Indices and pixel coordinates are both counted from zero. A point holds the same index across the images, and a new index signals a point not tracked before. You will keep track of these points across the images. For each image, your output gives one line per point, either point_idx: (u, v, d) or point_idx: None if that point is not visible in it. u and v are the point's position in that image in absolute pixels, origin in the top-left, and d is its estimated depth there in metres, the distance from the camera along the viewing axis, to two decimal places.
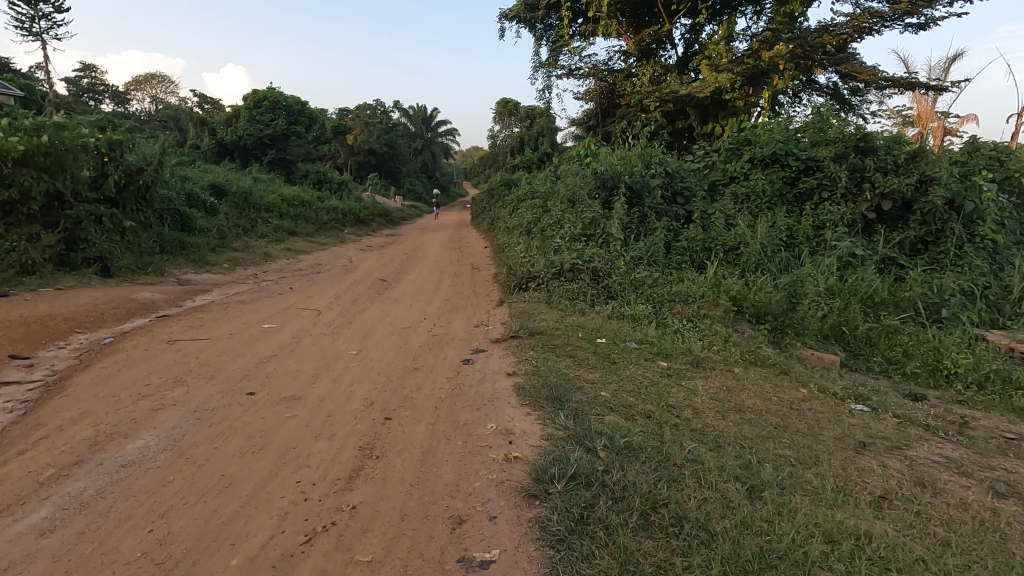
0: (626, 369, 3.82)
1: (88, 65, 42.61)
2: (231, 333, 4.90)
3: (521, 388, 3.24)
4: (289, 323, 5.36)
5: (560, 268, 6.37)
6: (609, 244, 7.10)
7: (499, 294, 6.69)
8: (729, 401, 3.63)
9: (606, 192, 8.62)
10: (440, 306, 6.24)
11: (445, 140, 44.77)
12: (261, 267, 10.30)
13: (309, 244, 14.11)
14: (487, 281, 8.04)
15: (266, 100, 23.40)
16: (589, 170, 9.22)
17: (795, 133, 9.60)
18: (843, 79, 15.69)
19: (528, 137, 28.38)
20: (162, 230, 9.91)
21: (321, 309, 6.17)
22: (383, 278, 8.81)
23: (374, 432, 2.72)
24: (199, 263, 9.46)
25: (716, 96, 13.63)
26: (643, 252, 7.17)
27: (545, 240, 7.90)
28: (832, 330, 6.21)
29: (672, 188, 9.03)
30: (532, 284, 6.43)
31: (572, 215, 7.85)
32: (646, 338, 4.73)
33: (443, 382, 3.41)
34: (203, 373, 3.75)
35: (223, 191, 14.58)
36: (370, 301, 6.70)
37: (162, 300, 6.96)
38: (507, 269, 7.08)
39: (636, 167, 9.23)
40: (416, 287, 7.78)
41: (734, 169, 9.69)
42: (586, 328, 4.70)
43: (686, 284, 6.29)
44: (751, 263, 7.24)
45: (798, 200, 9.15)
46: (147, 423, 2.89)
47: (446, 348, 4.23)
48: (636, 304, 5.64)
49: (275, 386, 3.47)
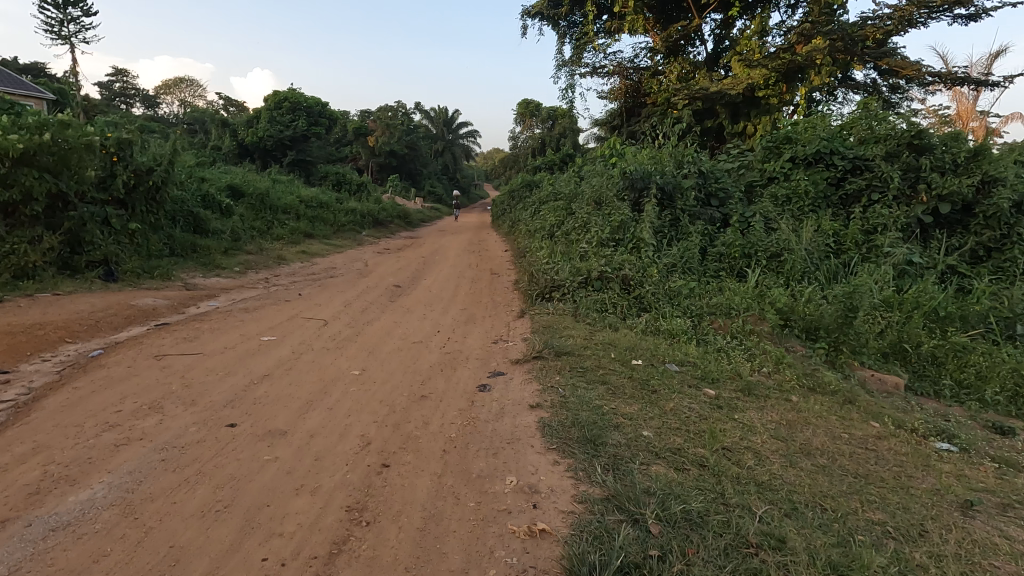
0: (669, 400, 3.26)
1: (120, 69, 43.40)
2: (226, 347, 4.46)
3: (547, 426, 2.71)
4: (291, 336, 4.91)
5: (586, 276, 5.83)
6: (642, 250, 6.52)
7: (520, 304, 6.15)
8: (795, 441, 3.05)
9: (635, 193, 8.04)
10: (456, 317, 5.73)
11: (466, 142, 44.43)
12: (273, 271, 9.95)
13: (326, 247, 13.78)
14: (507, 288, 7.52)
15: (286, 101, 23.28)
16: (616, 170, 8.65)
17: (840, 130, 8.90)
18: (883, 76, 14.80)
19: (550, 139, 27.78)
20: (173, 232, 9.62)
21: (329, 319, 5.72)
22: (398, 284, 8.36)
23: (366, 486, 2.21)
24: (210, 267, 9.15)
25: (749, 93, 12.88)
26: (678, 259, 6.58)
27: (570, 245, 7.36)
28: (892, 348, 5.55)
29: (706, 189, 8.40)
30: (556, 294, 5.88)
31: (599, 218, 7.30)
32: (686, 359, 4.16)
33: (454, 415, 2.90)
34: (183, 397, 3.28)
35: (240, 192, 14.35)
36: (381, 311, 6.24)
37: (164, 306, 6.58)
38: (530, 277, 6.55)
39: (668, 167, 8.63)
40: (431, 295, 7.29)
41: (772, 169, 9.02)
42: (619, 347, 4.15)
43: (726, 295, 5.71)
44: (796, 271, 6.60)
45: (844, 202, 8.44)
46: (103, 465, 2.44)
47: (460, 370, 3.72)
48: (673, 318, 5.07)
49: (259, 417, 2.99)
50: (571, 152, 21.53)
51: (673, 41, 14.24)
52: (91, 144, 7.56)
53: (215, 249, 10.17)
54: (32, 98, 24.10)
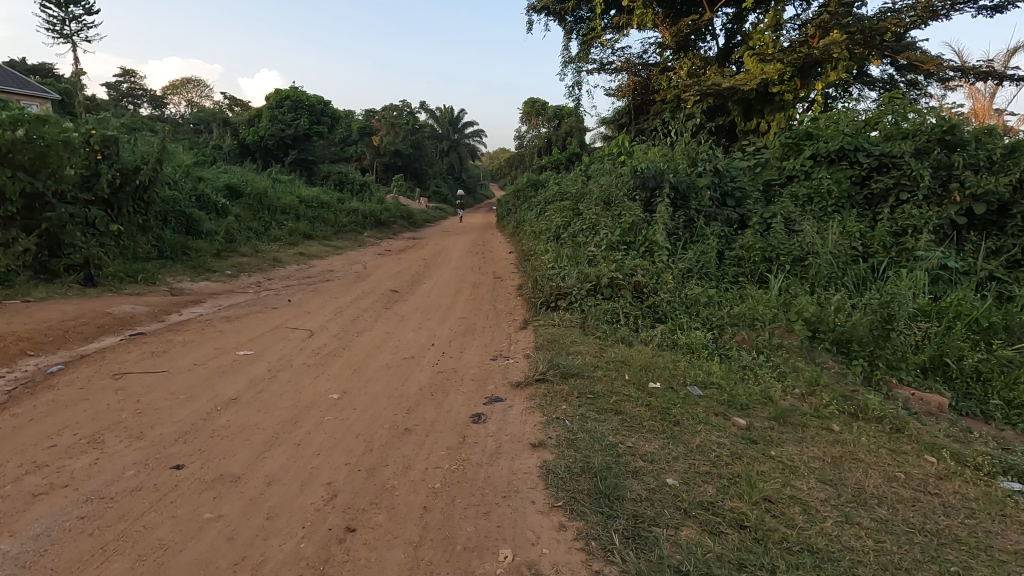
0: (694, 434, 2.79)
1: (128, 70, 43.19)
2: (196, 364, 4.02)
3: (551, 474, 2.25)
4: (270, 349, 4.46)
5: (595, 283, 5.35)
6: (655, 254, 6.04)
7: (523, 313, 5.67)
8: (846, 488, 2.57)
9: (647, 192, 7.54)
10: (453, 327, 5.27)
11: (472, 141, 43.97)
12: (266, 274, 9.54)
13: (325, 248, 13.35)
14: (509, 294, 7.04)
15: (287, 100, 22.74)
16: (626, 168, 8.16)
17: (865, 125, 8.37)
18: (901, 71, 14.21)
19: (556, 138, 27.22)
20: (162, 233, 9.27)
21: (316, 329, 5.27)
22: (396, 289, 7.92)
23: (323, 559, 1.78)
24: (200, 270, 8.74)
25: (763, 89, 12.30)
26: (694, 264, 6.09)
27: (576, 249, 6.88)
28: (932, 363, 5.03)
29: (722, 188, 7.89)
30: (562, 302, 5.38)
31: (609, 219, 6.82)
32: (710, 380, 3.67)
33: (440, 456, 2.43)
34: (131, 429, 2.84)
35: (238, 192, 13.96)
36: (374, 320, 5.78)
37: (143, 313, 6.16)
38: (533, 282, 6.07)
39: (681, 165, 8.13)
40: (429, 301, 6.83)
41: (792, 167, 8.50)
42: (634, 365, 3.67)
43: (748, 305, 5.22)
44: (822, 277, 6.10)
45: (869, 202, 7.92)
46: (9, 523, 2.01)
47: (452, 396, 3.24)
48: (691, 331, 4.60)
49: (211, 456, 2.54)
50: (578, 151, 21.04)
51: (683, 36, 13.71)
52: (71, 141, 7.17)
53: (207, 251, 9.76)
54: (37, 98, 23.96)
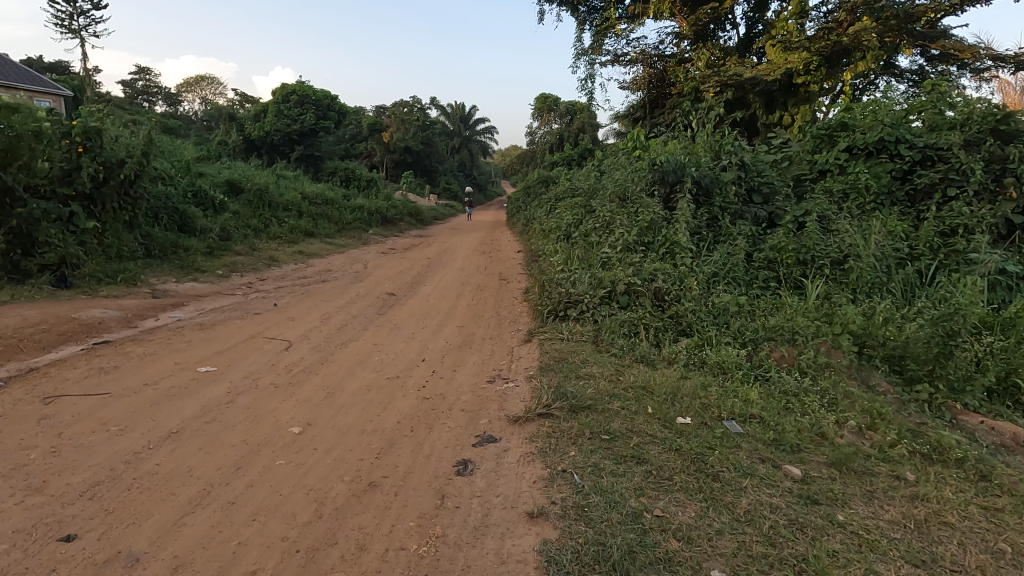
0: (741, 494, 2.18)
1: (144, 68, 43.33)
2: (146, 383, 3.47)
3: (552, 568, 1.67)
4: (237, 365, 3.90)
5: (610, 290, 4.73)
6: (676, 257, 5.40)
7: (527, 322, 5.07)
8: (945, 574, 1.94)
9: (666, 188, 6.91)
10: (450, 339, 4.69)
11: (484, 138, 43.33)
12: (259, 274, 9.02)
13: (326, 247, 12.83)
14: (514, 299, 6.45)
15: (294, 94, 22.66)
16: (643, 161, 7.51)
17: (906, 115, 7.63)
18: (933, 61, 13.31)
19: (568, 134, 26.53)
20: (151, 231, 8.81)
21: (296, 339, 4.70)
22: (393, 293, 7.34)
23: None
24: (188, 270, 8.25)
25: (788, 79, 11.50)
26: (720, 268, 5.44)
27: (588, 249, 6.24)
28: (999, 384, 4.34)
29: (748, 183, 7.22)
30: (571, 310, 4.75)
31: (625, 216, 6.20)
32: (750, 412, 3.04)
33: (406, 531, 1.86)
34: (33, 477, 2.30)
35: (238, 189, 13.50)
36: (362, 329, 5.20)
37: (115, 318, 5.65)
38: (541, 286, 5.46)
39: (702, 158, 7.46)
40: (428, 306, 6.26)
41: (824, 161, 7.79)
42: (658, 393, 3.05)
43: (784, 316, 4.58)
44: (864, 282, 5.43)
45: (911, 199, 7.22)
46: None
47: (435, 433, 2.65)
48: (719, 347, 3.99)
49: (116, 522, 1.98)
50: (589, 147, 20.33)
51: (701, 25, 12.92)
52: (45, 132, 6.74)
53: (199, 250, 9.28)
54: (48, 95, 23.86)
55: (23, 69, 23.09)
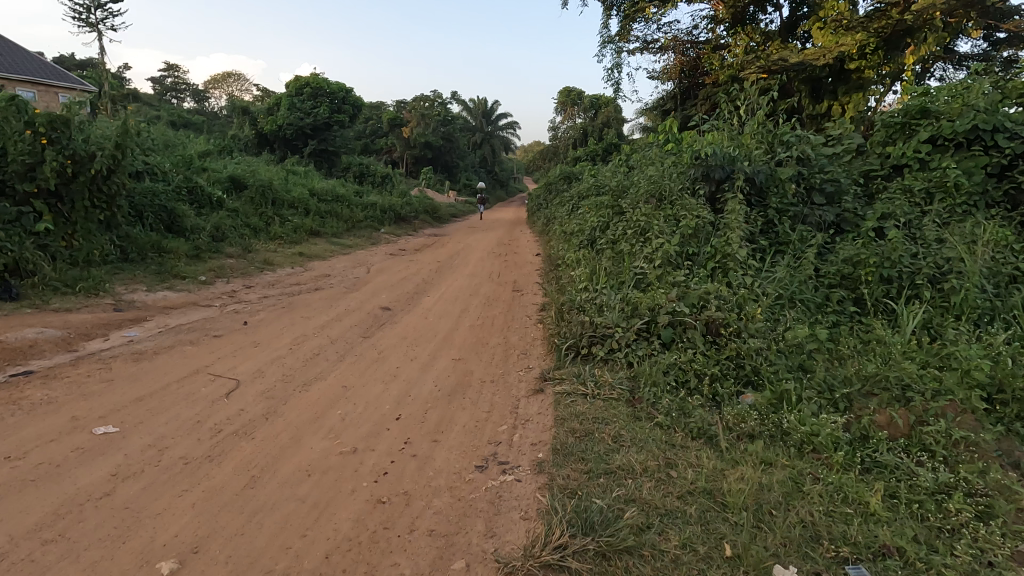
0: None
1: (173, 65, 43.70)
2: (12, 454, 2.54)
3: None
4: (150, 421, 2.93)
5: (649, 321, 3.61)
6: (728, 274, 4.29)
7: (539, 357, 4.02)
8: None
9: (711, 186, 5.75)
10: (441, 380, 3.67)
11: (506, 133, 42.16)
12: (248, 280, 8.17)
13: (330, 247, 11.95)
14: (527, 318, 5.42)
15: (309, 88, 21.65)
16: (682, 154, 6.36)
17: (1004, 98, 6.26)
18: (1003, 45, 11.60)
19: (593, 129, 25.32)
20: (131, 231, 8.02)
21: (247, 377, 3.73)
22: (388, 306, 6.34)
23: None
24: (165, 276, 7.41)
25: (837, 64, 9.60)
26: (786, 288, 4.30)
27: (616, 258, 5.13)
28: None
29: (807, 181, 6.03)
30: (598, 346, 3.66)
31: (663, 220, 5.07)
32: (879, 540, 1.94)
33: None
34: None
35: (240, 185, 12.74)
36: (336, 360, 4.20)
37: (53, 338, 4.77)
38: (559, 309, 4.37)
39: (753, 151, 6.27)
40: (425, 327, 5.27)
41: (900, 154, 6.51)
42: (735, 510, 1.98)
43: (882, 359, 3.43)
44: (973, 308, 4.21)
45: (1010, 200, 5.91)
46: None
47: None
48: (803, 409, 2.89)
49: None
50: (614, 142, 19.05)
51: (741, 6, 11.57)
52: None
53: (184, 252, 8.45)
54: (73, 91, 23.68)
55: (51, 63, 22.99)
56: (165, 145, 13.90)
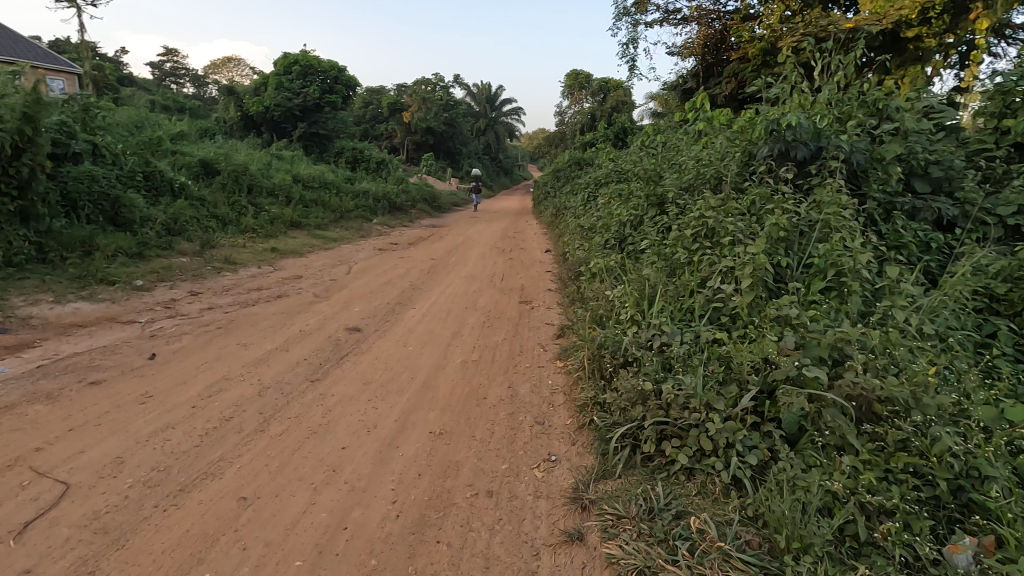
0: None
1: (173, 48, 42.03)
2: None
3: None
4: None
5: (762, 406, 2.18)
6: (852, 300, 2.79)
7: (567, 442, 2.58)
8: None
9: (791, 165, 4.23)
10: (405, 487, 2.21)
11: (511, 119, 40.28)
12: (197, 283, 6.72)
13: (311, 241, 10.49)
14: (540, 351, 3.96)
15: (298, 64, 20.11)
16: (746, 125, 4.82)
17: None
18: None
19: (602, 113, 23.61)
20: (55, 224, 6.58)
21: (94, 471, 2.31)
22: (358, 325, 4.87)
23: None
24: (88, 281, 5.98)
25: (889, 31, 6.08)
26: (937, 324, 2.80)
27: (670, 270, 3.64)
28: None
29: (908, 163, 4.47)
30: (675, 439, 2.20)
31: (736, 212, 3.56)
32: None
33: None
34: None
35: (212, 170, 11.25)
36: (252, 432, 2.73)
37: None
38: (599, 359, 2.93)
39: (838, 123, 4.70)
40: (403, 361, 3.81)
41: None
42: None
43: None
44: None
45: None
46: None
47: None
48: None
49: None
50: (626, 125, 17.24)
51: None
52: None
53: (123, 249, 6.99)
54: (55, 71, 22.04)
55: (42, 45, 21.21)
56: (129, 125, 12.37)
